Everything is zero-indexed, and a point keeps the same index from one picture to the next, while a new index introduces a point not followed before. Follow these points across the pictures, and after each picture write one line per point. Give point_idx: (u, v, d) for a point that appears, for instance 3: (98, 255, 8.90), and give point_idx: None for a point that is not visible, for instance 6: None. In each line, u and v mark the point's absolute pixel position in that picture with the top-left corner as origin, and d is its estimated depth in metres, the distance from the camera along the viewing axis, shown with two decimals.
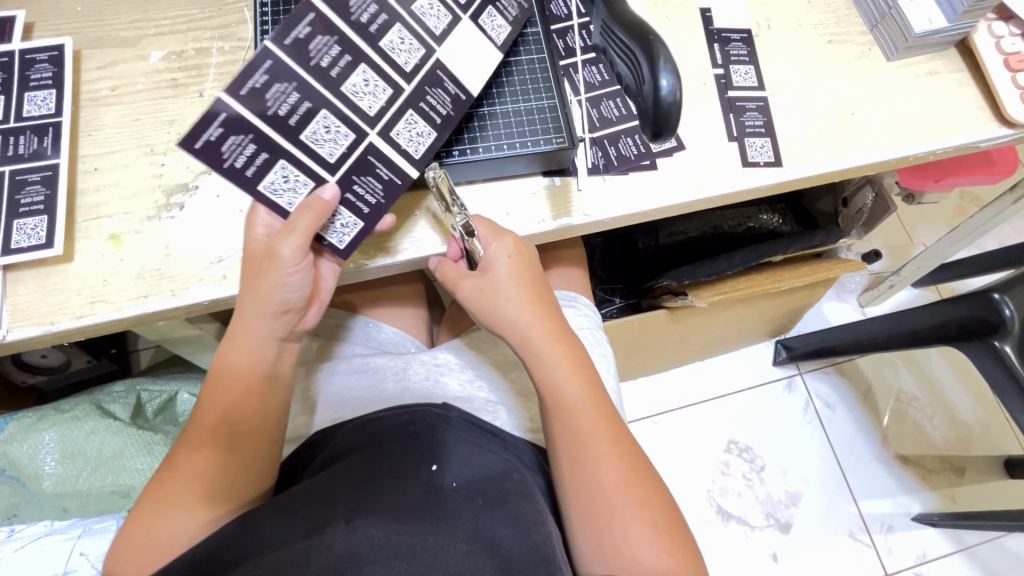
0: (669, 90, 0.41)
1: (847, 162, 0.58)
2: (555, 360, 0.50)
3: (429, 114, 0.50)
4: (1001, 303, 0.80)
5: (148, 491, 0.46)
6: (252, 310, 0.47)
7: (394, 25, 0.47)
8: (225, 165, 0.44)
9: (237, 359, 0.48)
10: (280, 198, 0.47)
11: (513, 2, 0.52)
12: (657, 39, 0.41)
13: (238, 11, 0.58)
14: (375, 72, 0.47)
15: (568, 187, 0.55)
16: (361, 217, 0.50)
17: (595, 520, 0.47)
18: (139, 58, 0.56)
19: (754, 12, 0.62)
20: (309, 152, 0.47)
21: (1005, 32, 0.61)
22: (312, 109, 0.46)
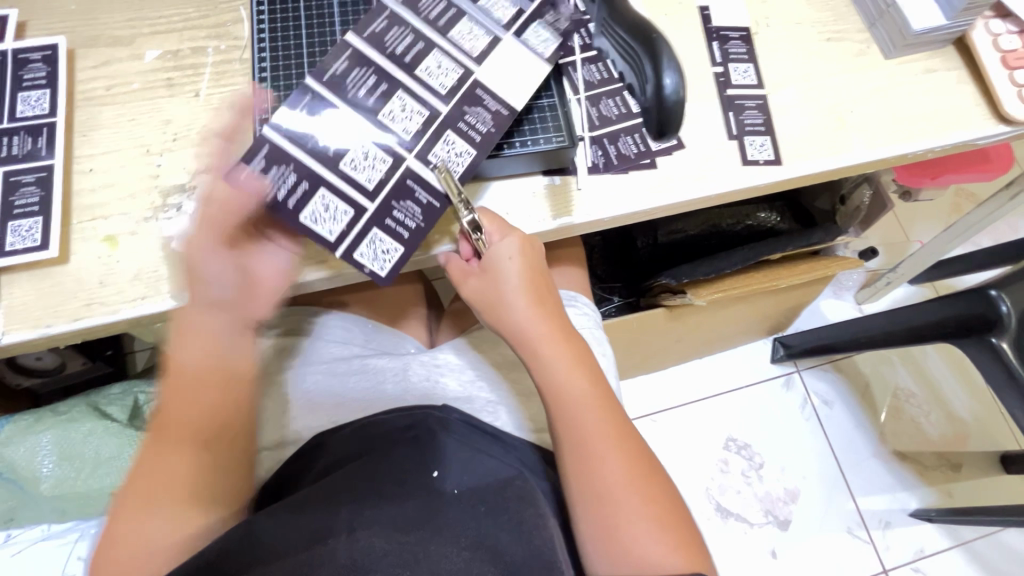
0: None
1: (846, 159, 0.58)
2: (555, 360, 0.50)
3: (468, 133, 0.50)
4: (998, 300, 0.81)
5: (124, 494, 0.44)
6: (200, 308, 0.48)
7: (430, 51, 0.51)
8: (270, 196, 0.48)
9: (194, 355, 0.47)
10: (320, 227, 0.49)
11: (563, 17, 0.53)
12: (672, 36, 0.42)
13: (234, 10, 0.58)
14: (411, 97, 0.50)
15: (567, 186, 0.55)
16: (404, 245, 0.50)
17: (600, 517, 0.47)
18: (134, 57, 0.56)
19: (753, 11, 0.62)
20: (349, 180, 0.49)
21: (1003, 30, 0.61)
22: (355, 139, 0.49)
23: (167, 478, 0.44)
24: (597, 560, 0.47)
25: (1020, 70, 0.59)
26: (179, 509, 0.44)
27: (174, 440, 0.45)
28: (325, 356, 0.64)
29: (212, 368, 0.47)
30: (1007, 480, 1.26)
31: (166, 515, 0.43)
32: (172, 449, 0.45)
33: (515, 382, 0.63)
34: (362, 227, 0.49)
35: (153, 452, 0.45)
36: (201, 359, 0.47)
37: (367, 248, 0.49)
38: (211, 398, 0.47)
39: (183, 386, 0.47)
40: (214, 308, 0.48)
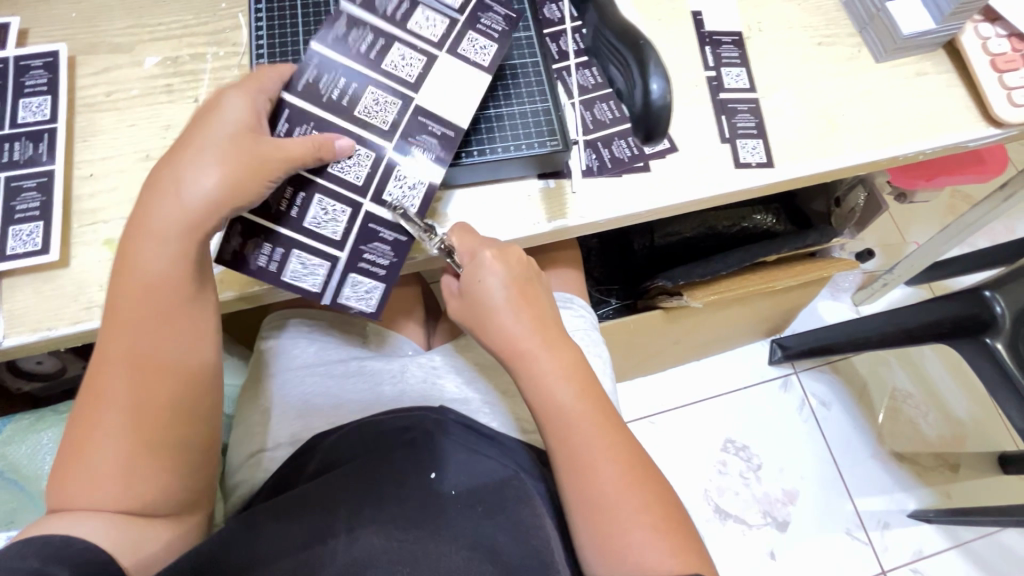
0: (660, 94, 0.41)
1: (837, 162, 0.59)
2: (539, 373, 0.50)
3: (419, 164, 0.51)
4: (992, 301, 0.83)
5: (84, 413, 0.43)
6: (172, 221, 0.43)
7: (366, 90, 0.50)
8: (251, 267, 0.49)
9: (159, 278, 0.44)
10: (302, 283, 0.50)
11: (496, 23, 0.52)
12: (647, 43, 0.42)
13: (233, 17, 0.59)
14: (355, 141, 0.50)
15: (562, 189, 0.56)
16: (383, 281, 0.51)
17: (597, 527, 0.47)
18: (133, 63, 0.57)
19: (745, 15, 0.63)
20: (316, 237, 0.50)
21: (992, 34, 0.61)
22: (307, 197, 0.49)
23: (122, 442, 0.42)
24: (597, 565, 0.47)
25: (1010, 73, 0.60)
26: (122, 478, 0.42)
27: (126, 405, 0.42)
28: (324, 357, 0.65)
29: (175, 337, 0.44)
30: (1005, 481, 1.26)
31: (110, 480, 0.41)
32: (122, 412, 0.42)
33: (512, 383, 0.63)
34: (341, 274, 0.51)
35: (103, 409, 0.42)
36: (168, 325, 0.44)
37: (350, 291, 0.51)
38: (174, 374, 0.44)
39: (143, 351, 0.43)
40: (181, 270, 0.44)
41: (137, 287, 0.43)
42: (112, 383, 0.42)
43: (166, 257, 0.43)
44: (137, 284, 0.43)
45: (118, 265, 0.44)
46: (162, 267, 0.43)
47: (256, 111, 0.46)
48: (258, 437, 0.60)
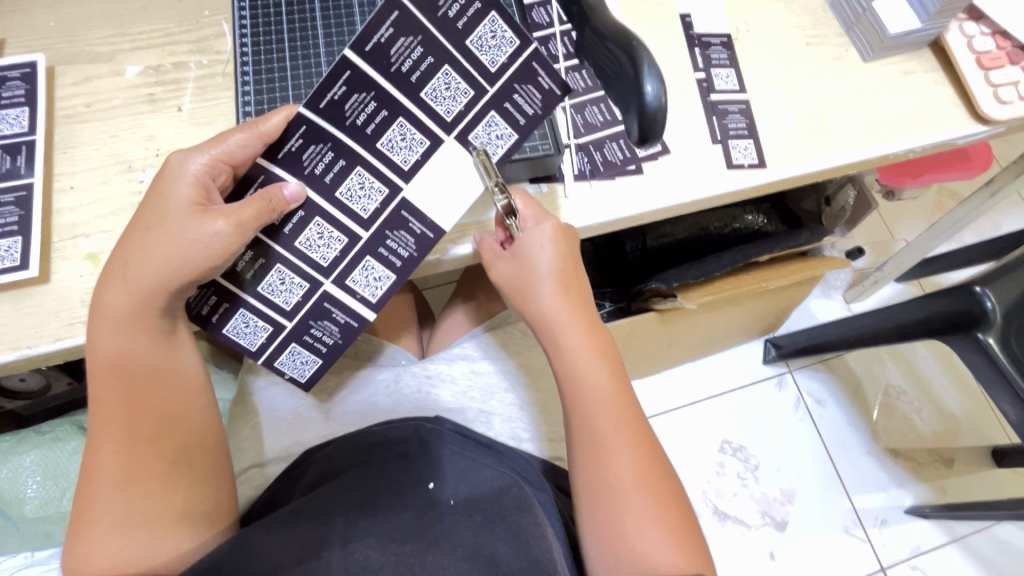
0: (654, 97, 0.40)
1: (830, 161, 0.58)
2: (575, 351, 0.50)
3: (388, 259, 0.50)
4: (983, 296, 0.85)
5: (81, 485, 0.43)
6: (149, 289, 0.43)
7: (353, 170, 0.47)
8: (194, 314, 0.49)
9: (133, 343, 0.44)
10: (242, 340, 0.51)
11: (538, 95, 0.46)
12: (641, 44, 0.40)
13: (216, 24, 0.58)
14: (329, 222, 0.48)
15: (554, 194, 0.55)
16: (323, 358, 0.53)
17: (603, 514, 0.47)
18: (115, 73, 0.55)
19: (731, 18, 0.63)
20: (267, 302, 0.50)
21: (977, 32, 0.61)
22: (266, 264, 0.49)
23: (112, 505, 0.42)
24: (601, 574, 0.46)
25: (995, 70, 0.60)
26: (135, 545, 0.42)
27: (116, 478, 0.43)
28: None
29: (152, 394, 0.44)
30: (998, 474, 1.27)
31: (121, 552, 0.41)
32: (114, 481, 0.42)
33: (509, 391, 0.62)
34: (282, 342, 0.52)
35: (97, 476, 0.43)
36: (146, 390, 0.44)
37: (287, 359, 0.53)
38: (164, 434, 0.44)
39: (124, 422, 0.43)
40: (154, 332, 0.45)
41: (113, 366, 0.44)
42: (103, 459, 0.43)
43: (131, 333, 0.44)
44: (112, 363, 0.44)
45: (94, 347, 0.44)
46: (136, 339, 0.44)
47: (204, 182, 0.44)
48: (252, 451, 0.58)
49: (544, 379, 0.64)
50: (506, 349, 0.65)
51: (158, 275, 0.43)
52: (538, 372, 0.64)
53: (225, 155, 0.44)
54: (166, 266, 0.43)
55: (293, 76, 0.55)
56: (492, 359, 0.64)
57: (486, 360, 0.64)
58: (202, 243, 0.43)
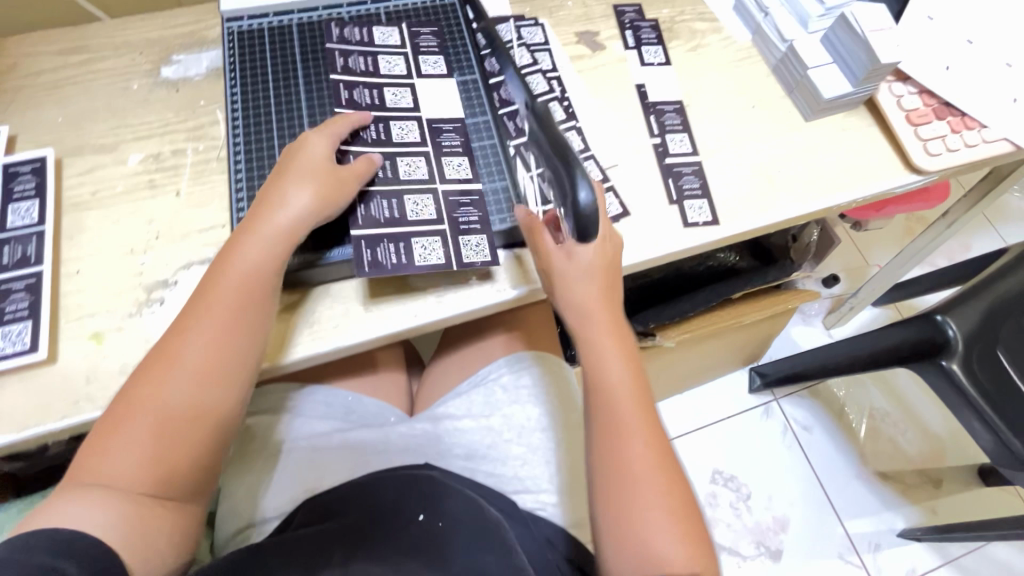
0: (587, 202, 0.48)
1: (775, 216, 0.63)
2: (605, 349, 0.53)
3: (453, 150, 0.61)
4: (945, 325, 0.91)
5: (121, 407, 0.46)
6: (262, 241, 0.51)
7: (389, 123, 0.61)
8: (389, 266, 0.54)
9: (229, 285, 0.50)
10: (433, 260, 0.56)
11: (432, 44, 0.66)
12: (576, 160, 0.49)
13: (211, 113, 0.64)
14: (407, 155, 0.60)
15: (525, 258, 0.60)
16: (483, 230, 0.58)
17: (622, 503, 0.49)
18: (119, 162, 0.60)
19: (683, 86, 0.70)
20: (416, 222, 0.57)
21: (904, 92, 0.67)
22: (395, 202, 0.57)
23: (141, 442, 0.45)
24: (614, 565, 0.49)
25: (924, 126, 0.66)
26: (113, 504, 0.43)
27: (129, 436, 0.45)
28: (316, 430, 0.66)
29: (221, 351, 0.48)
30: (988, 492, 1.29)
31: (91, 512, 0.42)
32: (154, 419, 0.46)
33: (493, 447, 0.64)
34: (450, 239, 0.57)
35: (139, 409, 0.46)
36: (208, 351, 0.48)
37: (466, 249, 0.57)
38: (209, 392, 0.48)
39: (193, 365, 0.47)
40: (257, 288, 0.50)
41: (191, 321, 0.49)
42: (134, 409, 0.46)
43: (238, 282, 0.50)
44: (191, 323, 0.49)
45: (208, 279, 0.50)
46: (217, 296, 0.50)
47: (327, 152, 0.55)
48: (246, 513, 0.61)
49: (526, 433, 0.65)
50: (491, 403, 0.67)
51: (247, 248, 0.51)
52: (521, 427, 0.65)
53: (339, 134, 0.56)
54: (279, 216, 0.52)
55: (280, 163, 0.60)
56: (478, 417, 0.66)
57: (469, 418, 0.66)
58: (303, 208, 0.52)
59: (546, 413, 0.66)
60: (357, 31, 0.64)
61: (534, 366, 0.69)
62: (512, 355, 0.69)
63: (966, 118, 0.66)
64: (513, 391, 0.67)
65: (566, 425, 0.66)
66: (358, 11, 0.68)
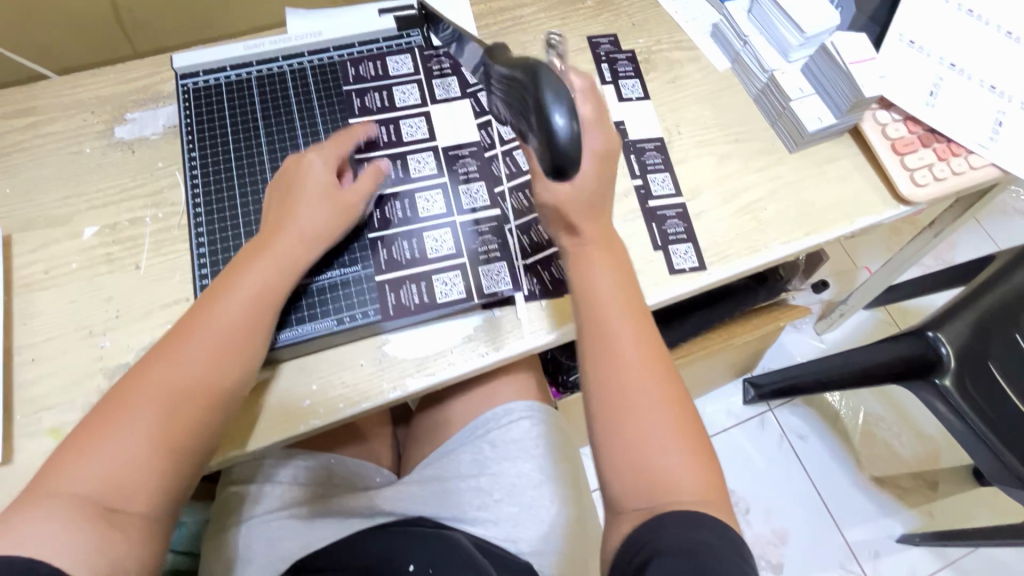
0: (564, 127, 0.44)
1: (764, 259, 0.61)
2: (602, 271, 0.50)
3: (469, 179, 0.60)
4: (937, 342, 0.90)
5: (113, 406, 0.43)
6: (271, 249, 0.50)
7: (406, 157, 0.60)
8: (413, 307, 0.55)
9: (237, 291, 0.48)
10: (453, 298, 0.55)
11: (444, 68, 0.64)
12: (543, 76, 0.45)
13: (170, 175, 0.60)
14: (423, 191, 0.59)
15: (508, 318, 0.56)
16: (505, 258, 0.57)
17: (620, 430, 0.47)
18: (72, 235, 0.57)
19: (662, 120, 0.68)
20: (433, 261, 0.56)
21: (889, 120, 0.65)
22: (417, 240, 0.57)
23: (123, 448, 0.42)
24: (619, 473, 0.46)
25: (909, 155, 0.64)
26: (93, 531, 0.39)
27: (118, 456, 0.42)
28: (296, 500, 0.64)
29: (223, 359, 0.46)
30: (986, 492, 1.29)
31: (63, 539, 0.38)
32: (145, 423, 0.43)
33: (482, 505, 0.62)
34: (472, 271, 0.56)
35: (130, 410, 0.43)
36: (212, 354, 0.46)
37: (488, 281, 0.56)
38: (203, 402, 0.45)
39: (194, 370, 0.45)
40: (266, 296, 0.49)
41: (198, 321, 0.47)
42: (126, 408, 0.43)
43: (248, 288, 0.48)
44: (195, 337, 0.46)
45: (217, 281, 0.49)
46: (223, 301, 0.47)
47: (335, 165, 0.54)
48: None
49: (517, 492, 0.63)
50: (478, 462, 0.65)
51: (258, 258, 0.49)
52: (510, 486, 0.63)
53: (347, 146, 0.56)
54: (293, 228, 0.50)
55: (249, 228, 0.57)
56: (467, 476, 0.64)
57: (458, 479, 0.64)
58: (313, 220, 0.51)
59: (536, 468, 0.65)
60: (370, 65, 0.64)
61: (522, 417, 0.67)
62: (500, 406, 0.68)
63: (952, 144, 0.65)
64: (502, 447, 0.66)
65: (557, 478, 0.65)
66: (321, 59, 0.64)
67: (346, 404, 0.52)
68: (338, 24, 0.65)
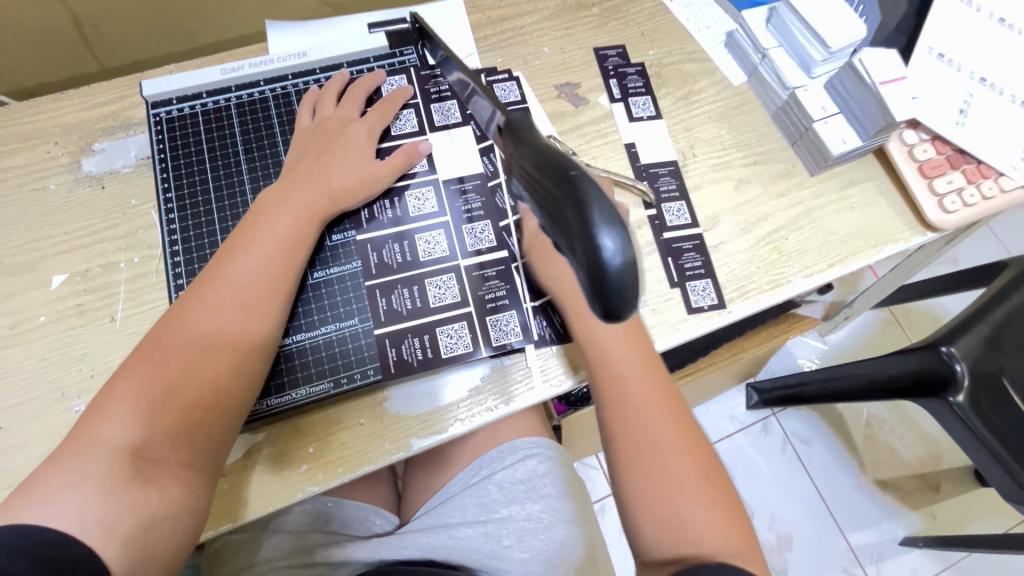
0: (613, 254, 0.28)
1: (786, 293, 0.58)
2: (609, 331, 0.50)
3: (473, 216, 0.56)
4: (953, 360, 0.88)
5: (149, 349, 0.43)
6: (303, 197, 0.50)
7: (404, 193, 0.56)
8: (415, 364, 0.51)
9: (266, 238, 0.48)
10: (458, 351, 0.52)
11: (443, 89, 0.60)
12: (585, 181, 0.30)
13: (145, 214, 0.55)
14: (423, 232, 0.55)
15: (516, 366, 0.53)
16: (513, 305, 0.54)
17: (644, 487, 0.47)
18: (39, 284, 0.52)
19: (676, 141, 0.63)
20: (434, 311, 0.53)
21: (916, 140, 0.61)
22: (419, 288, 0.53)
23: (153, 392, 0.42)
24: (647, 532, 0.47)
25: (938, 178, 0.60)
26: (120, 480, 0.39)
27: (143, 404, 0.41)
28: (291, 552, 0.60)
29: (256, 303, 0.46)
30: (988, 492, 1.29)
31: (88, 484, 0.38)
32: (180, 365, 0.43)
33: (493, 552, 0.58)
34: (479, 321, 0.53)
35: (166, 351, 0.43)
36: (248, 297, 0.46)
37: (496, 331, 0.53)
38: (232, 346, 0.45)
39: (229, 315, 0.45)
40: (293, 243, 0.49)
41: (228, 265, 0.47)
42: (163, 347, 0.43)
43: (277, 236, 0.48)
44: (215, 286, 0.46)
45: (246, 228, 0.49)
46: (251, 246, 0.48)
47: (373, 130, 0.56)
48: None
49: (528, 536, 0.59)
50: (486, 506, 0.61)
51: (286, 207, 0.50)
52: (521, 530, 0.60)
53: (386, 111, 0.57)
54: (328, 182, 0.52)
55: None
56: (476, 521, 0.60)
57: (465, 524, 0.60)
58: (345, 175, 0.52)
59: (546, 509, 0.61)
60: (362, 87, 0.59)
61: (528, 456, 0.65)
62: (505, 444, 0.66)
63: (982, 165, 0.61)
64: (509, 488, 0.62)
65: (567, 519, 0.62)
66: (308, 82, 0.59)
67: (345, 469, 0.49)
68: (328, 44, 0.60)
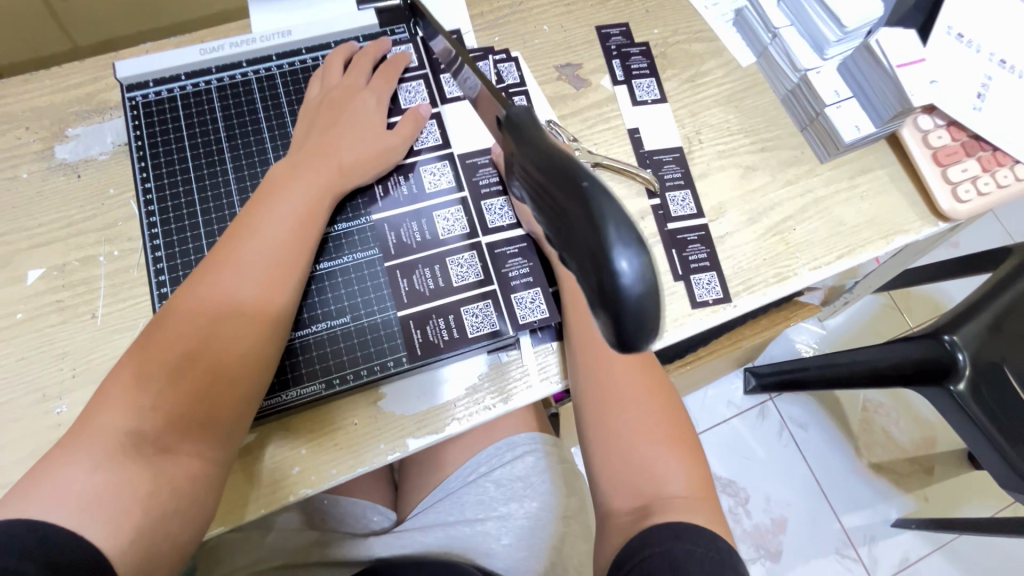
0: (631, 276, 0.26)
1: (793, 287, 0.56)
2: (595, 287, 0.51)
3: (490, 191, 0.55)
4: (955, 348, 0.87)
5: (155, 331, 0.41)
6: (313, 168, 0.48)
7: (418, 169, 0.54)
8: (441, 346, 0.50)
9: (275, 212, 0.46)
10: (485, 330, 0.51)
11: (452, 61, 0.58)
12: (595, 189, 0.27)
13: (124, 204, 0.52)
14: (441, 209, 0.54)
15: (513, 363, 0.52)
16: (537, 283, 0.53)
17: (612, 437, 0.49)
18: (14, 279, 0.50)
19: (682, 126, 0.61)
20: (456, 291, 0.52)
21: (932, 126, 0.59)
22: (440, 267, 0.52)
23: (162, 376, 0.40)
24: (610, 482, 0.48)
25: (953, 167, 0.58)
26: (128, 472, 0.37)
27: (149, 393, 0.39)
28: (286, 550, 0.59)
29: (267, 279, 0.44)
30: (979, 476, 1.31)
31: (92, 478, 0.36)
32: (188, 347, 0.41)
33: (488, 551, 0.58)
34: (504, 297, 0.52)
35: (172, 331, 0.41)
36: (260, 274, 0.44)
37: (522, 308, 0.52)
38: (244, 323, 0.43)
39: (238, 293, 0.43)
40: (304, 218, 0.47)
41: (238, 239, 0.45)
42: (169, 330, 0.41)
43: (288, 210, 0.46)
44: (226, 265, 0.43)
45: (256, 202, 0.47)
46: (260, 220, 0.46)
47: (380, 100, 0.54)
48: None
49: (526, 534, 0.59)
50: (483, 504, 0.60)
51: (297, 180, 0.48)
52: (518, 528, 0.59)
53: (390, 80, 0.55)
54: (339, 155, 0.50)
55: None
56: (472, 520, 0.60)
57: (461, 522, 0.60)
58: (356, 147, 0.51)
59: (544, 506, 0.61)
60: None
61: (526, 452, 0.64)
62: (503, 440, 0.65)
63: (998, 153, 0.59)
64: (507, 485, 0.62)
65: (564, 516, 0.61)
66: (293, 63, 0.56)
67: (339, 470, 0.48)
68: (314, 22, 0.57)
